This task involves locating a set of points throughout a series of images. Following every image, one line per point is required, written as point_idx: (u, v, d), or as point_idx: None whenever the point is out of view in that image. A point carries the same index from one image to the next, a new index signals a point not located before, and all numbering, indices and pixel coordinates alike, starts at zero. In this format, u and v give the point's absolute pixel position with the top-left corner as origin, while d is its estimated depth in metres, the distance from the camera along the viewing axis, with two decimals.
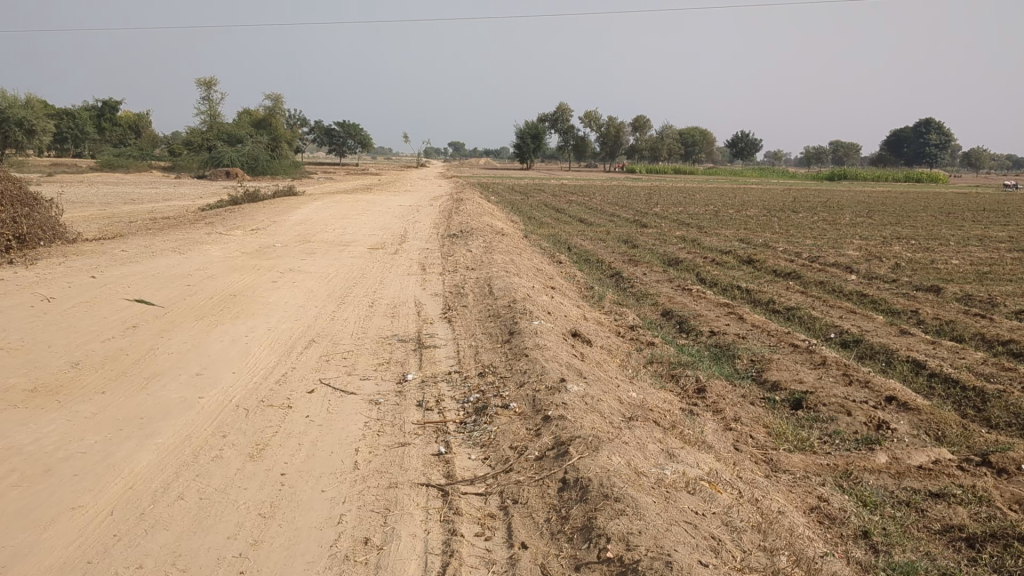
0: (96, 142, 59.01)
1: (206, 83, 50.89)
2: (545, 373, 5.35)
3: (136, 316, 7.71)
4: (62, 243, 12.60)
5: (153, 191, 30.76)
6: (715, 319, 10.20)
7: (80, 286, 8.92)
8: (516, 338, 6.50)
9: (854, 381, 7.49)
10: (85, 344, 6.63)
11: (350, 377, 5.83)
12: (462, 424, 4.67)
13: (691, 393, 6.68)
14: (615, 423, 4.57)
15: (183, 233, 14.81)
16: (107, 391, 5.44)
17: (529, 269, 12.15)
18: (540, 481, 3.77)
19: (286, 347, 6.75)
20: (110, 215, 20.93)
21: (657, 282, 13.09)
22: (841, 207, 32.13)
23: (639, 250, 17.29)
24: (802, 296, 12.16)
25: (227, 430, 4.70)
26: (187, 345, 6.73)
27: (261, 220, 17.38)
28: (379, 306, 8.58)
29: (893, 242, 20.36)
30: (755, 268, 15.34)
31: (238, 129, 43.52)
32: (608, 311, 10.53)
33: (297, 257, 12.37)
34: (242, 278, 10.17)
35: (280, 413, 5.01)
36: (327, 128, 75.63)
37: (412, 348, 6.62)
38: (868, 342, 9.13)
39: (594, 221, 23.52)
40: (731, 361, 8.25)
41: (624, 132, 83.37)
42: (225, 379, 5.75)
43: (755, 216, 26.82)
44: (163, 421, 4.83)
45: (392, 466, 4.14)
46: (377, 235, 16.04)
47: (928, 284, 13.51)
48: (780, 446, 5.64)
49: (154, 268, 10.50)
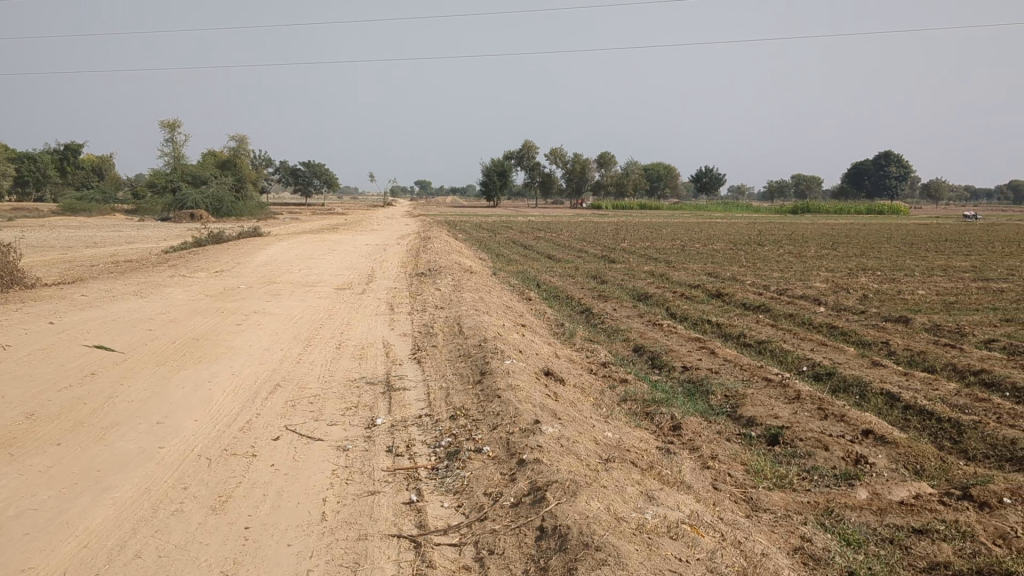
0: (59, 186, 58.44)
1: (169, 125, 50.62)
2: (519, 414, 5.20)
3: (95, 363, 7.47)
4: (20, 290, 12.30)
5: (116, 234, 30.42)
6: (687, 353, 10.13)
7: (38, 333, 8.67)
8: (488, 378, 6.35)
9: (829, 415, 7.41)
10: (40, 393, 6.39)
11: (317, 422, 5.65)
12: (433, 470, 4.52)
13: (667, 431, 6.57)
14: (592, 465, 4.44)
15: (146, 277, 14.54)
16: (63, 443, 5.22)
17: (499, 307, 12.05)
18: (517, 529, 3.61)
19: (251, 392, 6.55)
20: (72, 259, 20.59)
21: (627, 318, 13.03)
22: (805, 240, 32.44)
23: (608, 286, 17.27)
24: (772, 330, 12.14)
25: (189, 481, 4.51)
26: (148, 392, 6.51)
27: (226, 262, 17.15)
28: (347, 348, 8.41)
29: (859, 274, 20.52)
30: (725, 301, 15.36)
31: (203, 171, 43.25)
32: (580, 348, 10.43)
33: (262, 299, 12.18)
34: (205, 322, 9.96)
35: (243, 462, 4.81)
36: (293, 169, 75.52)
37: (381, 391, 6.45)
38: (841, 374, 9.09)
39: (562, 257, 23.50)
40: (704, 396, 8.16)
41: (590, 168, 84.01)
42: (187, 428, 5.54)
43: (722, 250, 26.96)
44: (121, 474, 4.63)
45: (361, 517, 3.97)
46: (344, 275, 15.86)
47: (896, 315, 13.57)
48: (758, 483, 5.53)
49: (115, 313, 10.25)
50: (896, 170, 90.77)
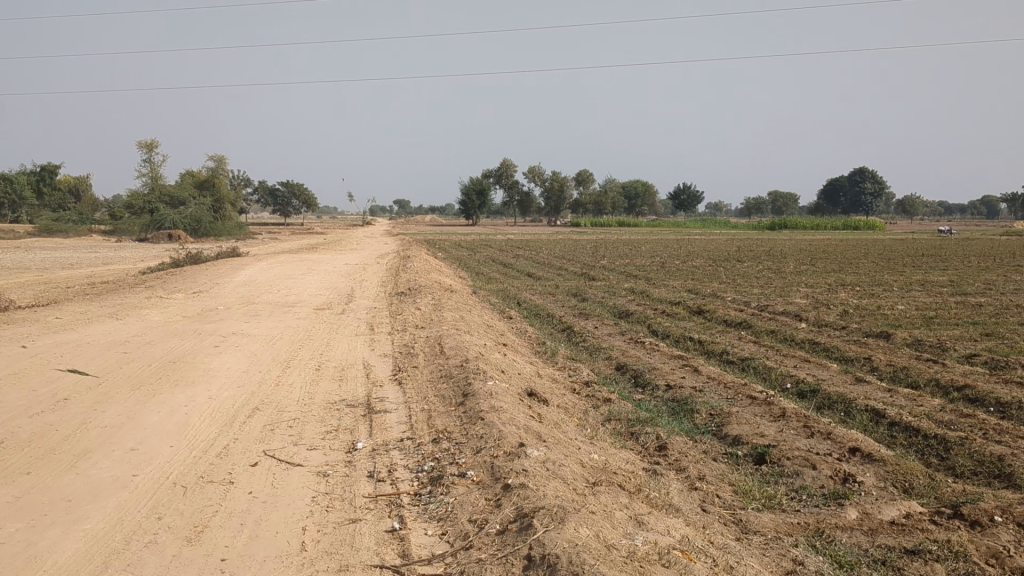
0: (35, 208, 57.91)
1: (147, 145, 50.29)
2: (503, 437, 5.09)
3: (68, 387, 7.30)
4: None
5: (92, 255, 30.11)
6: (670, 371, 10.06)
7: (10, 357, 8.48)
8: (471, 400, 6.24)
9: (815, 433, 7.34)
10: (11, 420, 6.21)
11: (296, 447, 5.51)
12: (416, 496, 4.39)
13: (653, 451, 6.48)
14: (580, 490, 4.33)
15: (122, 298, 14.33)
16: (33, 471, 5.05)
17: (480, 326, 11.95)
18: (504, 559, 3.50)
19: (228, 417, 6.41)
20: (47, 280, 20.32)
21: (610, 336, 12.96)
22: (784, 256, 32.58)
23: (589, 304, 17.21)
24: (755, 346, 12.10)
25: (163, 511, 4.36)
26: (123, 417, 6.35)
27: (204, 282, 16.95)
28: (327, 369, 8.26)
29: (839, 289, 20.56)
30: (706, 318, 15.32)
31: (181, 191, 42.94)
32: (562, 366, 10.34)
33: (241, 320, 12.03)
34: (182, 344, 9.80)
35: (220, 490, 4.67)
36: (272, 189, 75.24)
37: (361, 414, 6.32)
38: (825, 391, 9.03)
39: (542, 275, 23.42)
40: (689, 416, 8.07)
41: (568, 186, 84.21)
42: (162, 454, 5.39)
43: (701, 267, 27.00)
44: (92, 504, 4.48)
45: (342, 546, 3.85)
46: (324, 294, 15.72)
47: (877, 330, 13.56)
48: (747, 505, 5.44)
49: (90, 336, 10.07)
50: (871, 186, 91.58)
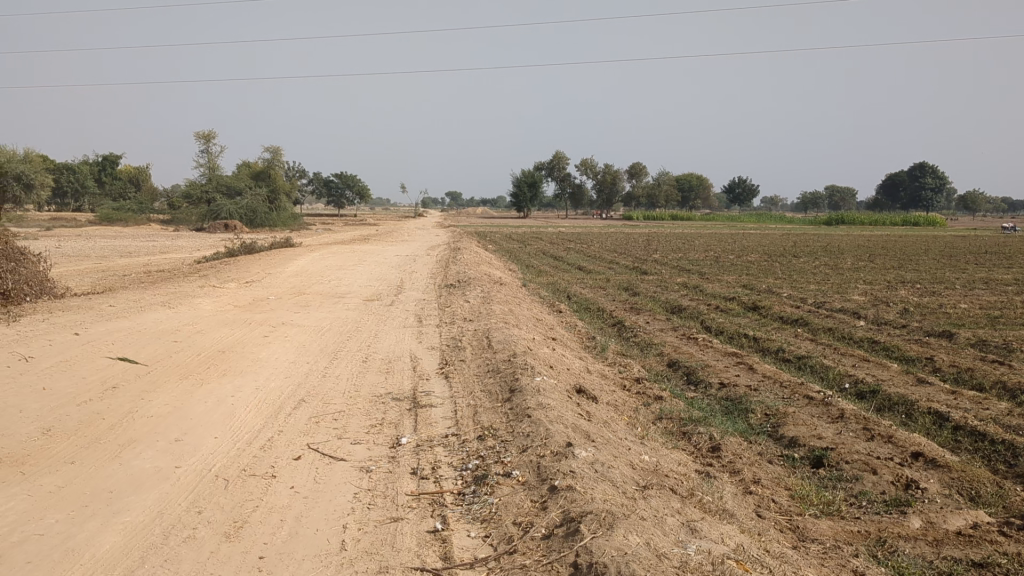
0: (96, 196, 59.02)
1: (205, 136, 50.94)
2: (551, 436, 4.93)
3: (117, 376, 7.30)
4: (50, 299, 12.21)
5: (149, 243, 30.52)
6: (724, 369, 9.82)
7: (62, 344, 8.53)
8: (518, 396, 6.10)
9: (875, 436, 7.07)
10: (59, 408, 6.22)
11: (340, 441, 5.41)
12: (460, 495, 4.26)
13: (706, 453, 6.29)
14: (629, 494, 4.16)
15: (175, 287, 14.43)
16: (77, 460, 5.02)
17: (530, 320, 11.80)
18: (549, 565, 3.35)
19: (274, 408, 6.34)
20: (104, 268, 20.61)
21: (662, 332, 12.72)
22: (841, 251, 31.92)
23: (640, 298, 16.96)
24: (811, 344, 11.78)
25: (204, 504, 4.29)
26: (169, 406, 6.32)
27: (256, 272, 17.03)
28: (374, 361, 8.18)
29: (899, 286, 20.03)
30: (761, 315, 15.00)
31: (237, 181, 43.35)
32: (612, 362, 10.15)
33: (291, 310, 12.02)
34: (232, 334, 9.79)
35: (262, 484, 4.58)
36: (326, 179, 75.85)
37: (407, 408, 6.21)
38: (886, 392, 8.72)
39: (593, 269, 23.21)
40: (744, 416, 7.83)
41: (621, 179, 83.62)
42: (206, 446, 5.33)
43: (755, 262, 26.52)
44: (133, 495, 4.42)
45: (382, 547, 3.73)
46: (374, 286, 15.68)
47: (940, 329, 13.13)
48: (804, 511, 5.22)
49: (141, 324, 10.11)
50: (933, 181, 89.64)
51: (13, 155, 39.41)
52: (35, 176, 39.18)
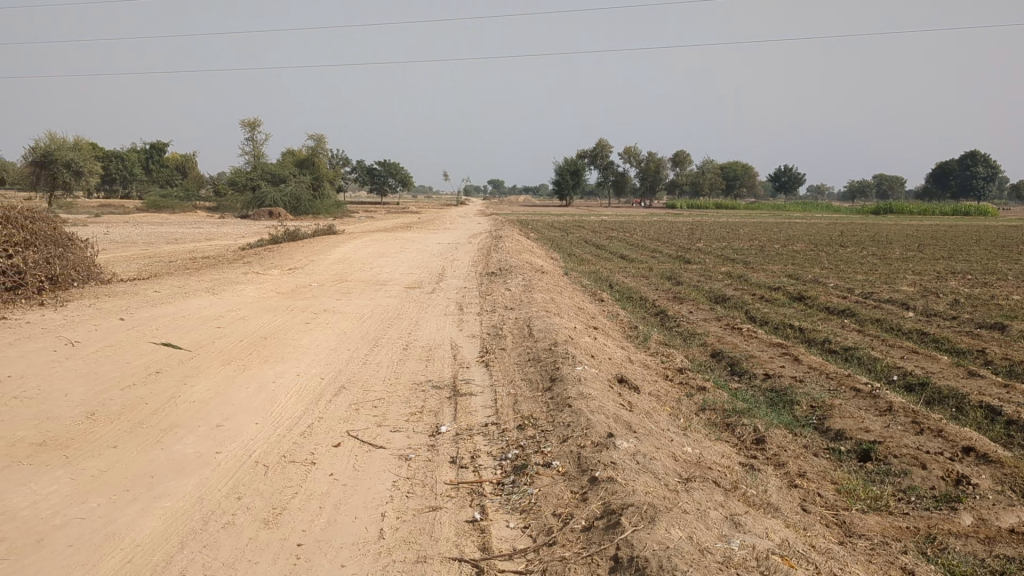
0: (144, 183, 59.87)
1: (250, 124, 51.39)
2: (592, 426, 4.86)
3: (160, 361, 7.36)
4: (97, 285, 12.37)
5: (195, 230, 30.91)
6: (769, 360, 9.68)
7: (107, 329, 8.63)
8: (559, 385, 6.03)
9: (925, 430, 6.91)
10: (104, 392, 6.28)
11: (380, 428, 5.39)
12: (500, 485, 4.21)
13: (750, 445, 6.18)
14: (671, 486, 4.08)
15: (219, 273, 14.54)
16: (120, 445, 5.06)
17: (571, 309, 11.72)
18: (589, 558, 3.29)
19: (314, 395, 6.34)
20: (151, 255, 20.88)
21: (705, 321, 12.58)
22: (888, 241, 31.37)
23: (683, 288, 16.79)
24: (859, 336, 11.57)
25: (243, 491, 4.29)
26: (211, 392, 6.35)
27: (299, 259, 17.12)
28: (414, 349, 8.16)
29: (949, 277, 19.62)
30: (807, 305, 14.78)
31: (282, 169, 43.69)
32: (655, 352, 10.04)
33: (333, 297, 12.05)
34: (274, 320, 9.83)
35: (301, 471, 4.58)
36: (369, 167, 76.21)
37: (447, 397, 6.17)
38: (935, 385, 8.53)
39: (636, 257, 23.06)
40: (789, 408, 7.70)
41: (664, 167, 82.96)
42: (246, 432, 5.34)
43: (801, 251, 26.14)
44: (173, 481, 4.43)
45: (420, 536, 3.69)
46: (415, 273, 15.70)
47: (992, 321, 12.83)
48: (851, 505, 5.10)
49: (186, 310, 10.19)
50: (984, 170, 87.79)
51: (64, 142, 40.03)
52: (84, 164, 39.78)
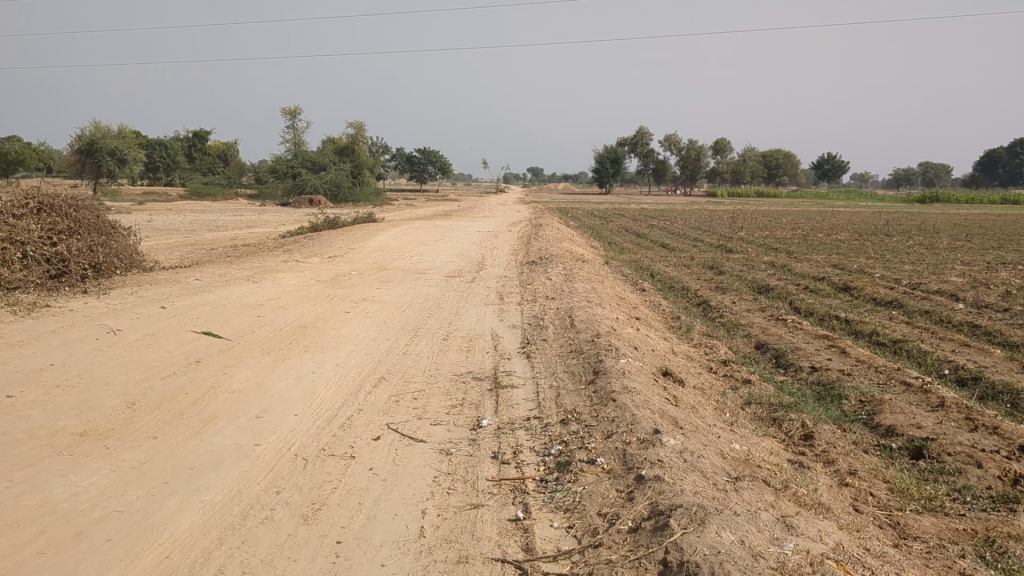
0: (187, 171, 60.54)
1: (291, 112, 51.65)
2: (637, 421, 4.74)
3: (201, 350, 7.35)
4: (139, 273, 12.44)
5: (236, 218, 31.11)
6: (815, 352, 9.47)
7: (148, 317, 8.66)
8: (602, 379, 5.91)
9: (979, 427, 6.69)
10: (144, 381, 6.27)
11: (421, 421, 5.31)
12: (542, 482, 4.10)
13: (798, 441, 6.03)
14: (720, 485, 3.95)
15: (260, 262, 14.58)
16: (160, 436, 5.03)
17: (612, 298, 11.57)
18: (637, 562, 3.18)
19: (353, 386, 6.28)
20: (193, 242, 21.05)
21: (749, 312, 12.36)
22: (936, 230, 30.75)
23: (725, 278, 16.55)
24: (908, 328, 11.29)
25: (282, 485, 4.24)
26: (251, 383, 6.31)
27: (339, 247, 17.12)
28: (454, 339, 8.07)
29: (999, 268, 19.15)
30: (853, 296, 14.49)
31: (322, 156, 43.82)
32: (698, 344, 9.88)
33: (373, 286, 12.02)
34: (314, 309, 9.81)
35: (341, 465, 4.51)
36: (409, 155, 76.35)
37: (488, 389, 6.08)
38: (989, 380, 8.28)
39: (676, 246, 22.80)
40: (837, 402, 7.51)
41: (705, 155, 82.10)
42: (286, 424, 5.29)
43: (845, 241, 25.69)
44: (213, 473, 4.39)
45: (462, 535, 3.60)
46: (455, 262, 15.62)
47: None
48: (905, 506, 4.93)
49: (226, 298, 10.20)
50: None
51: (109, 130, 40.49)
52: (128, 152, 40.22)
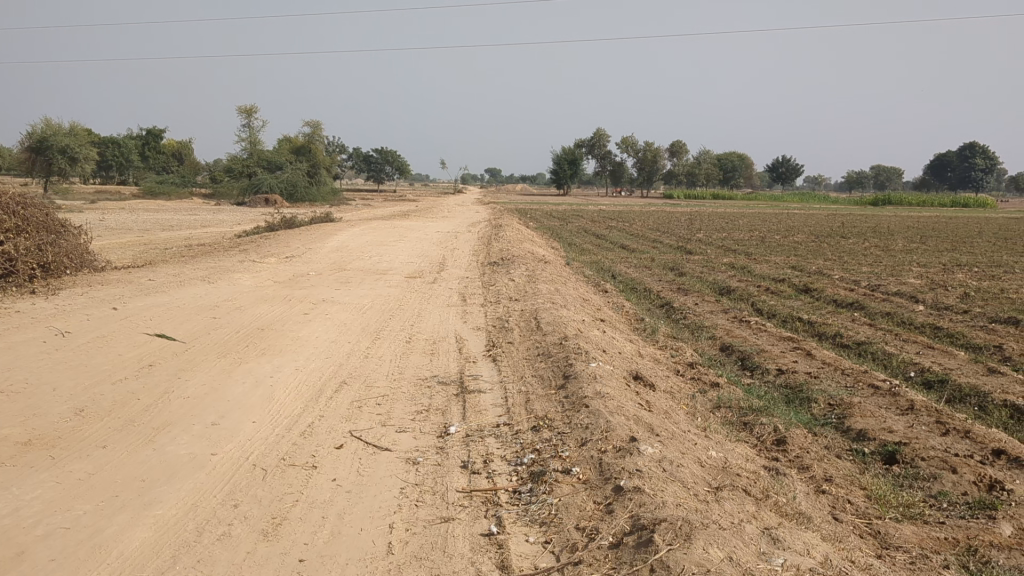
0: (141, 170, 59.56)
1: (246, 111, 50.95)
2: (612, 429, 4.57)
3: (153, 353, 7.05)
4: (90, 272, 12.05)
5: (190, 217, 30.54)
6: (781, 354, 9.40)
7: (98, 319, 8.32)
8: (573, 383, 5.74)
9: (950, 431, 6.65)
10: (93, 386, 5.97)
11: (385, 428, 5.09)
12: (516, 494, 3.91)
13: (771, 446, 5.92)
14: (701, 496, 3.79)
15: (215, 262, 14.22)
16: (109, 445, 4.75)
17: (576, 300, 11.42)
18: None
19: (314, 391, 6.04)
20: (146, 241, 20.56)
21: (712, 314, 12.30)
22: (891, 232, 31.09)
23: (687, 279, 16.52)
24: (871, 330, 11.29)
25: (240, 497, 4.00)
26: (206, 388, 6.04)
27: (296, 247, 16.81)
28: (417, 342, 7.86)
29: (955, 269, 19.37)
30: (814, 297, 14.49)
31: (278, 155, 43.21)
32: (664, 345, 9.76)
33: (332, 287, 11.76)
34: (271, 309, 9.55)
35: (303, 475, 4.28)
36: (366, 155, 75.77)
37: (454, 394, 5.88)
38: (955, 382, 8.27)
39: (636, 247, 22.74)
40: (806, 405, 7.43)
41: (661, 157, 82.47)
42: (244, 432, 5.04)
43: (803, 243, 25.94)
44: (166, 485, 4.14)
45: (433, 551, 3.40)
46: (414, 262, 15.39)
47: (1004, 316, 12.57)
48: (884, 514, 4.83)
49: (181, 299, 9.91)
50: (981, 161, 87.50)
51: (59, 127, 39.54)
52: (79, 149, 39.34)
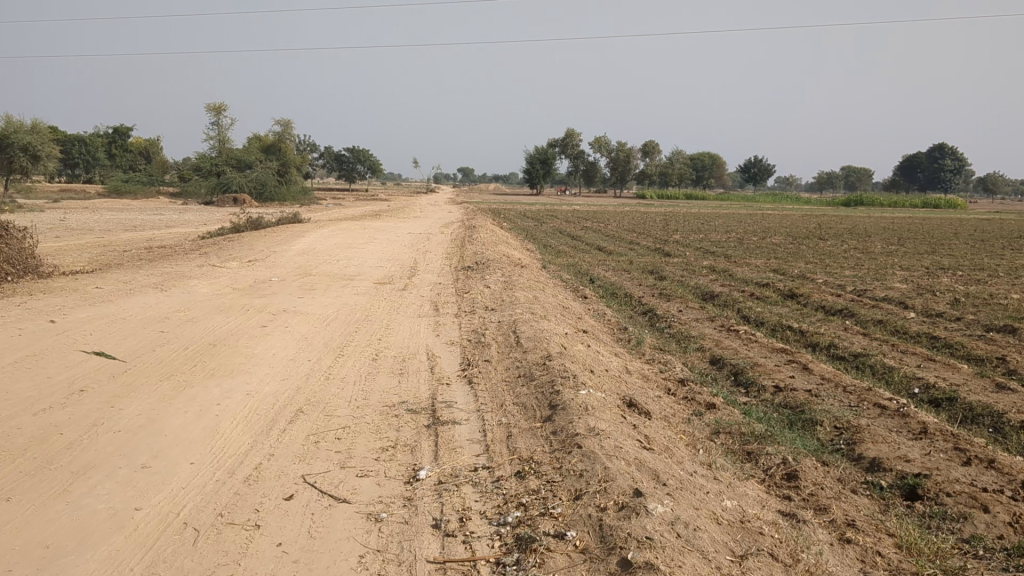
0: (107, 168, 58.22)
1: (214, 108, 49.84)
2: (611, 478, 3.90)
3: (87, 376, 6.28)
4: (35, 279, 11.21)
5: (156, 216, 29.67)
6: (776, 369, 8.76)
7: (32, 334, 7.54)
8: (561, 416, 5.06)
9: (972, 459, 6.03)
10: (10, 418, 5.20)
11: (345, 472, 4.37)
12: (500, 566, 3.22)
13: (782, 483, 5.28)
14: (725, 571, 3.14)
15: (173, 266, 13.36)
16: (14, 497, 4.00)
17: (556, 309, 10.77)
18: None
19: (265, 424, 5.29)
20: (104, 243, 19.65)
21: (698, 322, 11.65)
22: (868, 234, 30.67)
23: (669, 283, 15.90)
24: (865, 340, 10.70)
25: (162, 571, 3.28)
26: (141, 419, 5.28)
27: (261, 250, 15.97)
28: (385, 360, 7.14)
29: (939, 273, 18.88)
30: (801, 303, 13.93)
31: (248, 154, 42.19)
32: (651, 359, 9.11)
33: (296, 294, 11.03)
34: (227, 321, 8.78)
35: (242, 538, 3.56)
36: (337, 154, 74.81)
37: (425, 426, 5.17)
38: (965, 401, 7.67)
39: (613, 249, 22.08)
40: (811, 428, 6.79)
41: (634, 157, 81.96)
42: (180, 478, 4.30)
43: (782, 244, 25.48)
44: (72, 556, 3.40)
45: None
46: (385, 267, 14.62)
47: (1000, 323, 12.01)
48: (921, 569, 4.19)
49: (129, 310, 9.11)
50: (950, 162, 87.85)
51: (22, 125, 38.34)
52: (42, 148, 38.13)
